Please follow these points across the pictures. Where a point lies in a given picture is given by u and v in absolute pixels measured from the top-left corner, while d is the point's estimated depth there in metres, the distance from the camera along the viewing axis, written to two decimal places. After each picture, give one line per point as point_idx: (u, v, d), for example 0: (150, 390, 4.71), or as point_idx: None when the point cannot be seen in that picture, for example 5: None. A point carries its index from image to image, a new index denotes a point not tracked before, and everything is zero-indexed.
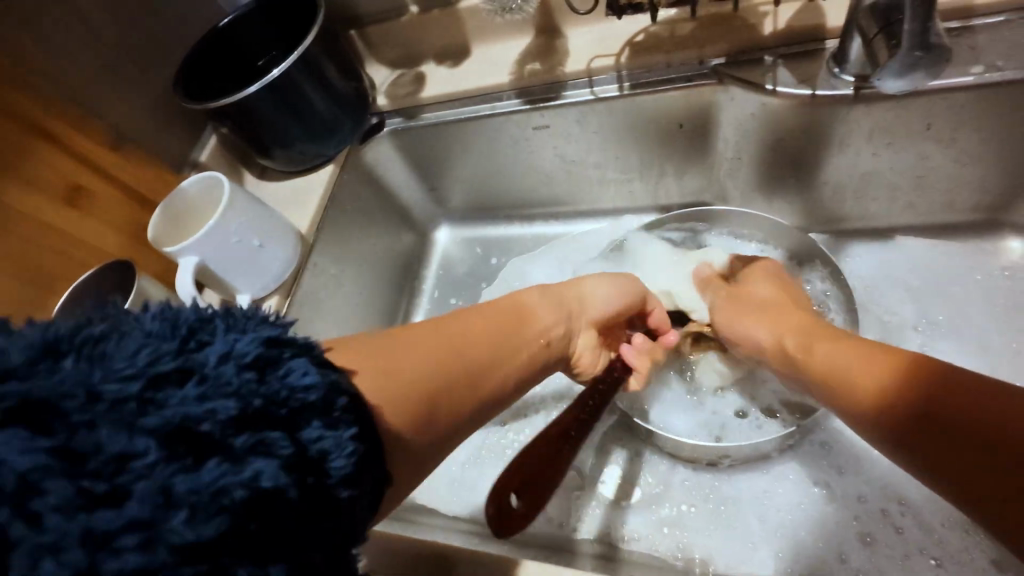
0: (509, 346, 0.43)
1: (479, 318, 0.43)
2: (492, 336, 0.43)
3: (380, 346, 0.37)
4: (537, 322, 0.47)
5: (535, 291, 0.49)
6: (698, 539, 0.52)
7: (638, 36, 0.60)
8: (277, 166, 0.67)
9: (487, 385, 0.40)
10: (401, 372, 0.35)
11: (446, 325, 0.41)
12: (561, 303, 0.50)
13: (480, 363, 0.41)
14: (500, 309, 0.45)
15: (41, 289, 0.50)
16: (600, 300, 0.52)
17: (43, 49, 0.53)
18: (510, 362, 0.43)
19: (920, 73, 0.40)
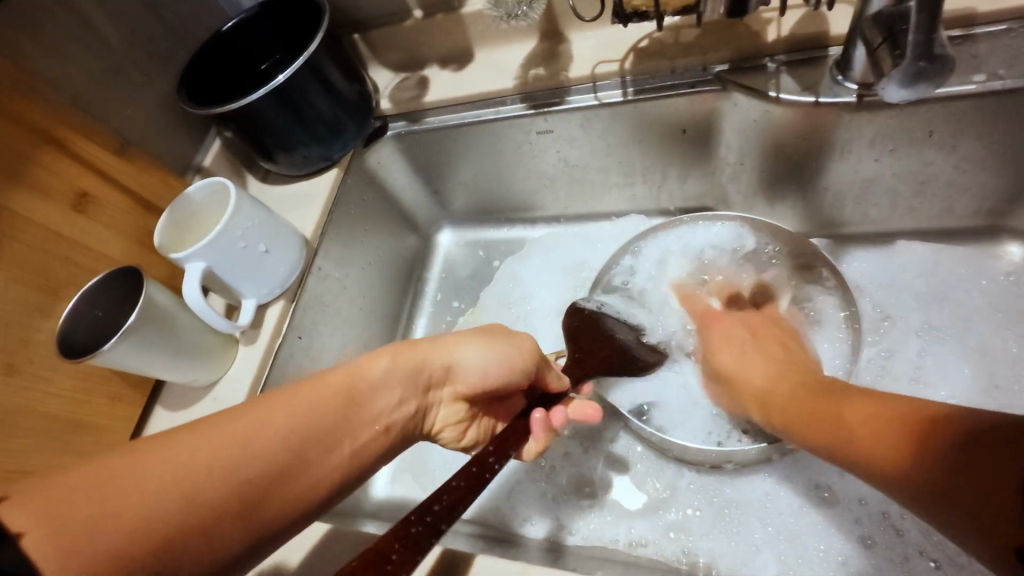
0: (307, 450, 0.37)
1: (283, 412, 0.36)
2: (284, 441, 0.36)
3: (113, 475, 0.31)
4: (367, 408, 0.40)
5: (380, 361, 0.42)
6: (703, 543, 0.52)
7: (642, 42, 0.60)
8: (280, 170, 0.67)
9: (261, 509, 0.34)
10: (117, 518, 0.30)
11: (218, 432, 0.34)
12: (410, 378, 0.43)
13: (258, 463, 0.34)
14: (316, 396, 0.38)
15: (47, 294, 0.49)
16: (459, 366, 0.45)
17: (47, 54, 0.53)
18: (305, 471, 0.36)
19: (924, 83, 0.41)
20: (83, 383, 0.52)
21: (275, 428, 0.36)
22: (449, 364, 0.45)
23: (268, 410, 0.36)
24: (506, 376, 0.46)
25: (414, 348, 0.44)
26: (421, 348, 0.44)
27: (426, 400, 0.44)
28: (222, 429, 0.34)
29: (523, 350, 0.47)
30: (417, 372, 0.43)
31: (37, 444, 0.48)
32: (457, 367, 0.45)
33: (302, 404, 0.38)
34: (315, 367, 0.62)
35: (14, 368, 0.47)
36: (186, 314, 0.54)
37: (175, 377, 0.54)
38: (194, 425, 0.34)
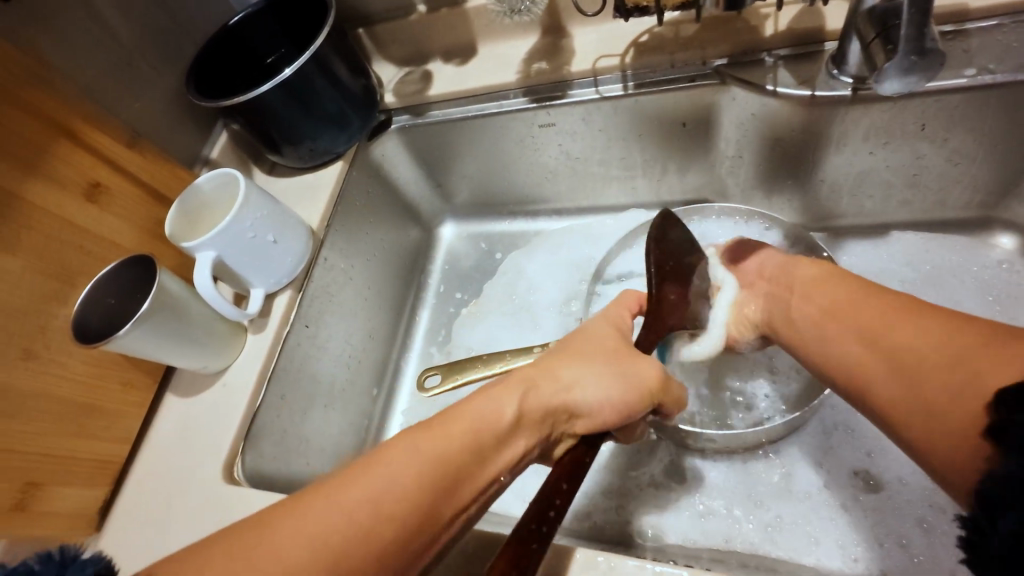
0: (439, 507, 0.36)
1: (409, 462, 0.36)
2: (414, 502, 0.35)
3: (248, 549, 0.31)
4: (492, 461, 0.39)
5: (502, 402, 0.41)
6: (708, 531, 0.53)
7: (642, 37, 0.61)
8: (287, 163, 0.68)
9: (397, 574, 0.34)
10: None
11: (347, 499, 0.33)
12: (534, 425, 0.41)
13: (386, 513, 0.34)
14: (443, 447, 0.37)
15: (62, 283, 0.51)
16: (581, 395, 0.43)
17: (59, 47, 0.54)
18: (436, 526, 0.36)
19: (916, 76, 0.42)
20: (97, 370, 0.53)
21: (401, 479, 0.35)
22: (572, 400, 0.43)
23: (392, 464, 0.36)
24: (629, 397, 0.43)
25: (535, 388, 0.42)
26: (542, 390, 0.42)
27: (549, 439, 0.43)
28: (352, 495, 0.34)
29: (644, 374, 0.44)
30: (543, 414, 0.42)
31: (53, 427, 0.50)
32: (585, 400, 0.43)
33: (424, 454, 0.36)
34: (320, 355, 0.63)
35: (31, 354, 0.48)
36: (198, 302, 0.56)
37: (187, 364, 0.56)
38: (327, 486, 0.34)
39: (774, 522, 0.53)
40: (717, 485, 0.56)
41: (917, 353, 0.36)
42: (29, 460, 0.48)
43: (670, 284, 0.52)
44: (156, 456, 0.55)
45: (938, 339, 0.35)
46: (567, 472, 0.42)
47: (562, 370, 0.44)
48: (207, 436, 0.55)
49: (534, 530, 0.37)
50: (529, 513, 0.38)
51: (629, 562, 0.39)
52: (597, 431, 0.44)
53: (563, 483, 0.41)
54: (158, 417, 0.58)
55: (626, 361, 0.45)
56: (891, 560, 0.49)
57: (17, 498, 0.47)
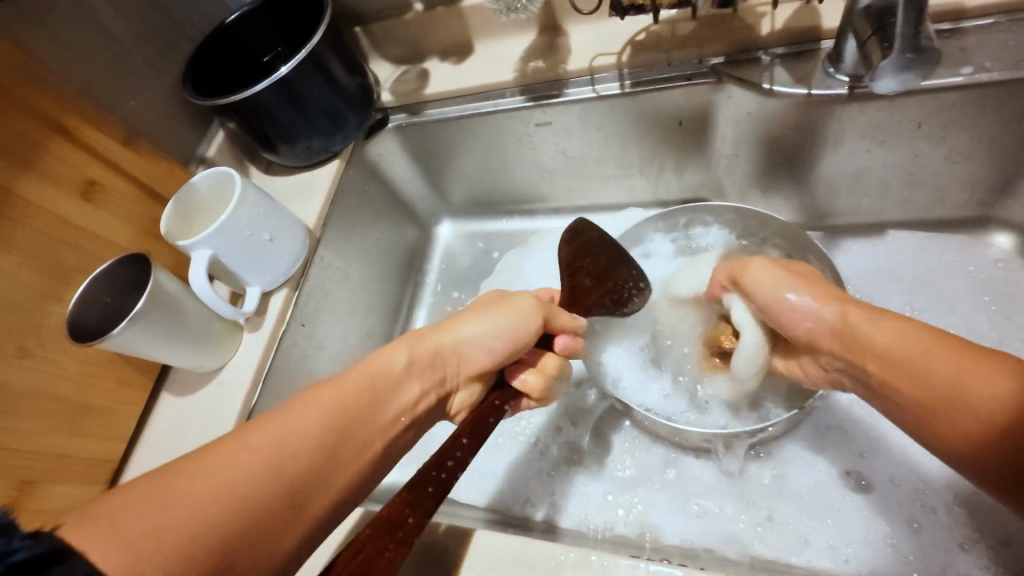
0: (344, 445, 0.39)
1: (311, 407, 0.39)
2: (317, 438, 0.38)
3: (159, 489, 0.33)
4: (390, 398, 0.42)
5: (394, 353, 0.44)
6: (702, 531, 0.53)
7: (639, 35, 0.61)
8: (283, 161, 0.68)
9: (305, 508, 0.36)
10: (167, 532, 0.31)
11: (255, 439, 0.36)
12: (426, 365, 0.44)
13: (291, 450, 0.36)
14: (342, 390, 0.40)
15: (57, 280, 0.51)
16: (471, 343, 0.46)
17: (54, 46, 0.54)
18: (342, 464, 0.38)
19: (912, 73, 0.42)
20: (92, 368, 0.53)
21: (301, 419, 0.38)
22: (460, 343, 0.46)
23: (294, 409, 0.38)
24: (520, 340, 0.46)
25: (424, 335, 0.46)
26: (432, 336, 0.46)
27: (446, 383, 0.46)
28: (259, 434, 0.36)
29: (521, 310, 0.47)
30: (433, 355, 0.45)
31: (48, 425, 0.50)
32: (468, 344, 0.46)
33: (322, 397, 0.40)
34: (317, 353, 0.63)
35: (25, 352, 0.48)
36: (193, 300, 0.56)
37: (182, 362, 0.56)
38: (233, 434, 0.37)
39: (767, 522, 0.53)
40: (709, 484, 0.56)
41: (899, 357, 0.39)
42: (23, 459, 0.48)
43: (583, 267, 0.55)
44: (151, 454, 0.55)
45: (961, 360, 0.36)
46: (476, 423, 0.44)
47: (451, 321, 0.47)
48: (201, 435, 0.55)
49: (433, 475, 0.39)
50: (429, 460, 0.40)
51: (623, 560, 0.39)
52: (490, 368, 0.46)
53: (463, 437, 0.42)
54: (154, 415, 0.58)
55: (507, 303, 0.47)
56: (883, 561, 0.49)
57: (13, 497, 0.47)
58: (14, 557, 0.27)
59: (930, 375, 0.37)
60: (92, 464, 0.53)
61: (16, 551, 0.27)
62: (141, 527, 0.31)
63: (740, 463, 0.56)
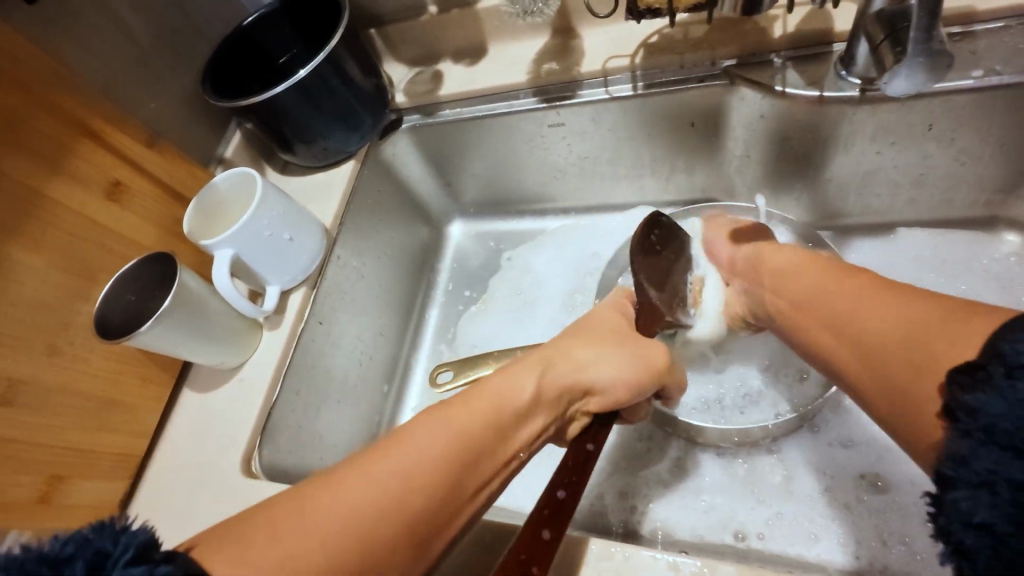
0: (466, 479, 0.37)
1: (434, 435, 0.37)
2: (446, 469, 0.36)
3: (286, 515, 0.31)
4: (513, 432, 0.41)
5: (524, 380, 0.42)
6: (713, 525, 0.54)
7: (653, 37, 0.62)
8: (298, 161, 0.69)
9: (426, 540, 0.35)
10: (294, 564, 0.29)
11: (379, 469, 0.34)
12: (551, 399, 0.43)
13: (413, 479, 0.35)
14: (468, 419, 0.39)
15: (84, 279, 0.52)
16: (595, 379, 0.45)
17: (80, 48, 0.55)
18: (462, 500, 0.37)
19: (923, 76, 0.43)
20: (117, 365, 0.54)
21: (424, 448, 0.36)
22: (586, 377, 0.45)
23: (415, 437, 0.37)
24: (640, 375, 0.46)
25: (551, 367, 0.44)
26: (557, 367, 0.45)
27: (566, 415, 0.45)
28: (383, 464, 0.35)
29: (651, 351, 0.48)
30: (559, 389, 0.44)
31: (76, 421, 0.51)
32: (597, 378, 0.45)
33: (442, 425, 0.38)
34: (334, 352, 0.64)
35: (55, 349, 0.49)
36: (216, 299, 0.57)
37: (205, 360, 0.57)
38: (356, 461, 0.35)
39: (777, 518, 0.54)
40: (719, 482, 0.56)
41: (848, 310, 0.41)
42: (52, 454, 0.49)
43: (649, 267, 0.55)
44: (173, 450, 0.56)
45: (912, 306, 0.37)
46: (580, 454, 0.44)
47: (576, 351, 0.47)
48: (222, 431, 0.56)
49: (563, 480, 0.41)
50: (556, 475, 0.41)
51: (643, 552, 0.40)
52: (613, 406, 0.46)
53: (589, 443, 0.45)
54: (175, 412, 0.58)
55: (632, 342, 0.49)
56: (894, 558, 0.50)
57: (41, 490, 0.48)
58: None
59: (867, 323, 0.39)
60: (116, 459, 0.54)
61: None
62: (270, 558, 0.29)
63: (747, 459, 0.57)
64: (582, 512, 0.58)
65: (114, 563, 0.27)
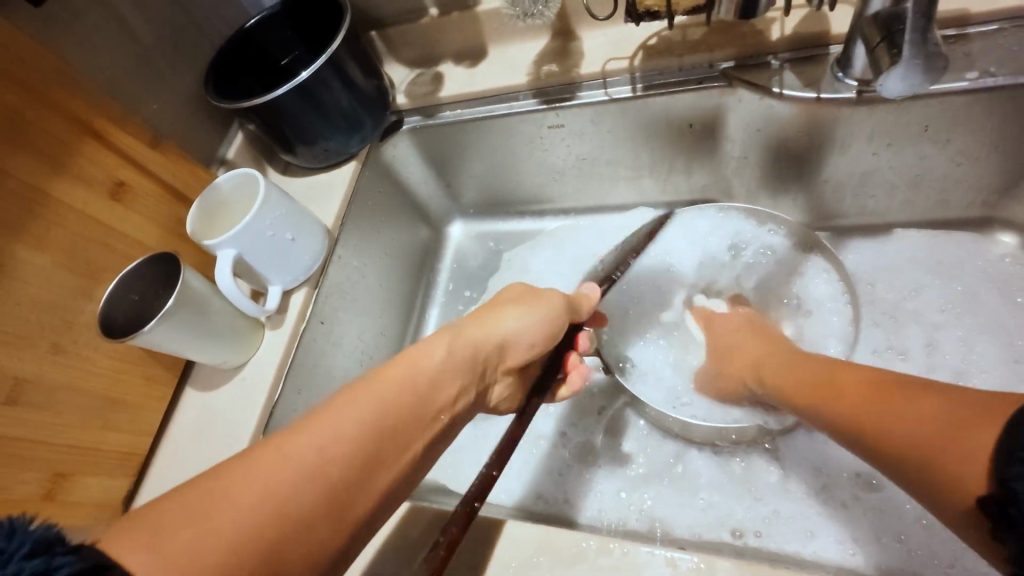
0: (388, 448, 0.38)
1: (351, 406, 0.37)
2: (363, 440, 0.36)
3: (206, 496, 0.32)
4: (432, 398, 0.41)
5: (437, 348, 0.43)
6: (711, 523, 0.55)
7: (651, 40, 0.62)
8: (300, 162, 0.69)
9: (350, 508, 0.35)
10: (208, 541, 0.30)
11: (296, 445, 0.35)
12: (466, 363, 0.44)
13: (329, 452, 0.35)
14: (381, 390, 0.39)
15: (88, 278, 0.52)
16: (512, 340, 0.47)
17: (83, 49, 0.55)
18: (384, 466, 0.37)
19: (919, 78, 0.43)
20: (121, 363, 0.54)
21: (341, 420, 0.36)
22: (500, 339, 0.46)
23: (331, 410, 0.37)
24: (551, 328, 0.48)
25: (461, 333, 0.45)
26: (469, 333, 0.46)
27: (485, 378, 0.46)
28: (297, 441, 0.35)
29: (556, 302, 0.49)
30: (474, 351, 0.45)
31: (80, 418, 0.51)
32: (509, 338, 0.47)
33: (358, 394, 0.38)
34: (336, 352, 0.64)
35: (59, 348, 0.50)
36: (218, 298, 0.57)
37: (207, 359, 0.57)
38: (273, 439, 0.35)
39: (774, 516, 0.54)
40: (717, 481, 0.57)
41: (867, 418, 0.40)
42: (57, 451, 0.50)
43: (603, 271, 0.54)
44: (176, 448, 0.57)
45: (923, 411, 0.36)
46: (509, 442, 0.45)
47: (491, 316, 0.48)
48: (224, 429, 0.56)
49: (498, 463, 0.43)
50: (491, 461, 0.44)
51: (641, 548, 0.40)
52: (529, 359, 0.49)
53: (521, 424, 0.47)
54: (177, 410, 0.59)
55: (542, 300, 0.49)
56: (889, 555, 0.50)
57: (46, 487, 0.49)
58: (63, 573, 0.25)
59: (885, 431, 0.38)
60: (120, 456, 0.54)
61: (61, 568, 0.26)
62: (182, 540, 0.30)
63: (744, 458, 0.57)
64: (582, 510, 0.58)
65: (8, 558, 0.25)
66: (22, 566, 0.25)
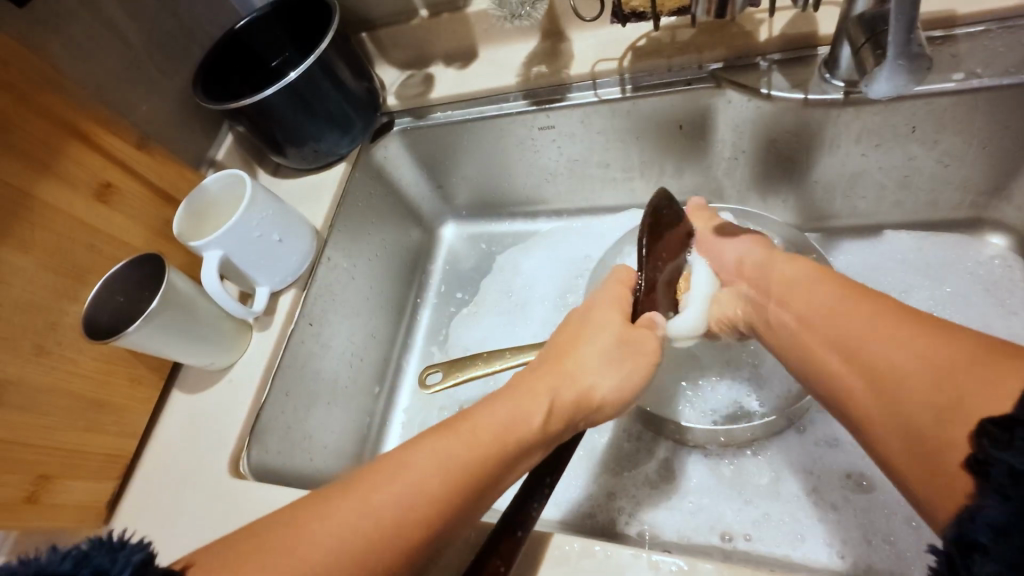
0: (465, 511, 0.37)
1: (439, 468, 0.37)
2: (445, 504, 0.36)
3: (290, 539, 0.32)
4: (514, 461, 0.40)
5: (529, 412, 0.41)
6: (700, 525, 0.55)
7: (640, 41, 0.63)
8: (290, 164, 0.69)
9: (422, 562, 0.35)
10: None
11: (382, 500, 0.34)
12: (553, 429, 0.42)
13: (412, 513, 0.35)
14: (470, 453, 0.38)
15: (73, 279, 0.52)
16: (597, 401, 0.45)
17: (70, 51, 0.55)
18: (459, 526, 0.37)
19: (903, 78, 0.43)
20: (105, 365, 0.54)
21: (430, 480, 0.36)
22: (590, 399, 0.45)
23: (422, 465, 0.37)
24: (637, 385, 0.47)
25: (553, 397, 0.43)
26: (560, 394, 0.43)
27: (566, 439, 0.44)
28: (384, 496, 0.35)
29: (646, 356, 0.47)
30: (562, 417, 0.43)
31: (64, 421, 0.51)
32: (596, 395, 0.45)
33: (447, 455, 0.37)
34: (325, 354, 0.64)
35: (42, 349, 0.49)
36: (204, 300, 0.57)
37: (194, 361, 0.57)
38: (357, 489, 0.35)
39: (763, 518, 0.54)
40: (706, 483, 0.57)
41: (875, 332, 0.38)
42: (39, 454, 0.49)
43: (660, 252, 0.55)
44: (161, 451, 0.56)
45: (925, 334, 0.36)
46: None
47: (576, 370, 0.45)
48: (211, 431, 0.56)
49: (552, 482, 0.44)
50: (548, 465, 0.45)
51: (626, 550, 0.40)
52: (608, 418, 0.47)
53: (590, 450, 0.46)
54: (164, 413, 0.59)
55: (631, 351, 0.47)
56: (878, 555, 0.50)
57: (29, 490, 0.49)
58: None
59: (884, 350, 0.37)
60: (105, 459, 0.54)
61: None
62: None
63: (734, 460, 0.57)
64: (571, 512, 0.58)
65: None
66: None
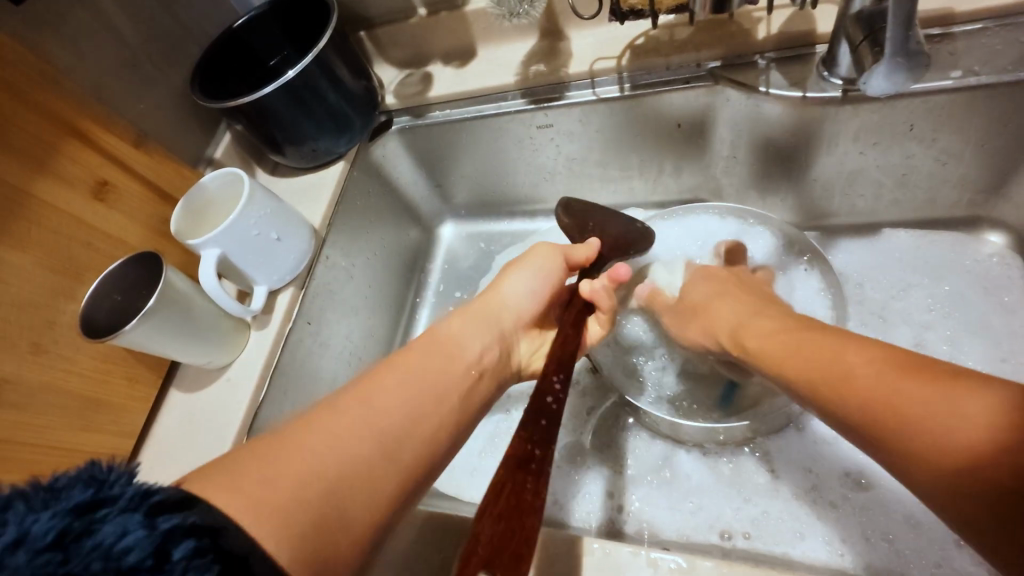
0: (428, 415, 0.41)
1: (394, 377, 0.41)
2: (409, 406, 0.40)
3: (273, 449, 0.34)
4: (458, 360, 0.46)
5: (452, 324, 0.49)
6: (700, 524, 0.54)
7: (638, 39, 0.63)
8: (288, 163, 0.69)
9: (401, 459, 0.38)
10: (282, 487, 0.31)
11: (348, 404, 0.38)
12: (481, 324, 0.49)
13: (380, 420, 0.38)
14: (416, 363, 0.43)
15: (71, 277, 0.52)
16: (515, 304, 0.53)
17: (67, 49, 0.55)
18: (428, 427, 0.40)
19: (902, 75, 0.43)
20: (103, 364, 0.54)
21: (389, 385, 0.41)
22: (511, 305, 0.52)
23: (378, 377, 0.41)
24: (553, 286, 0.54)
25: (471, 313, 0.50)
26: (474, 304, 0.52)
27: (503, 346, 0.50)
28: (349, 403, 0.38)
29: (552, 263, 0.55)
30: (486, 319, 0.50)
31: (61, 419, 0.51)
32: (514, 300, 0.53)
33: (395, 367, 0.43)
34: (324, 353, 0.64)
35: (39, 348, 0.49)
36: (202, 298, 0.57)
37: (191, 360, 0.57)
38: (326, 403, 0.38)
39: (762, 517, 0.54)
40: (705, 482, 0.57)
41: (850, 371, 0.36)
42: (36, 452, 0.49)
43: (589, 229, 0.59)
44: (159, 449, 0.56)
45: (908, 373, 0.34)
46: (540, 410, 0.41)
47: (496, 292, 0.53)
48: (209, 430, 0.56)
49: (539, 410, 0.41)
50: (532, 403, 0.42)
51: (625, 548, 0.40)
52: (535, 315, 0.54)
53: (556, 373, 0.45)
54: (162, 411, 0.59)
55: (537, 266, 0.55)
56: (878, 554, 0.50)
57: None
58: (159, 497, 0.25)
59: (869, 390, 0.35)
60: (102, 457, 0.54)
61: (158, 492, 0.26)
62: (262, 480, 0.32)
63: (733, 459, 0.57)
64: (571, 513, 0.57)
65: (113, 482, 0.25)
66: (126, 488, 0.25)
